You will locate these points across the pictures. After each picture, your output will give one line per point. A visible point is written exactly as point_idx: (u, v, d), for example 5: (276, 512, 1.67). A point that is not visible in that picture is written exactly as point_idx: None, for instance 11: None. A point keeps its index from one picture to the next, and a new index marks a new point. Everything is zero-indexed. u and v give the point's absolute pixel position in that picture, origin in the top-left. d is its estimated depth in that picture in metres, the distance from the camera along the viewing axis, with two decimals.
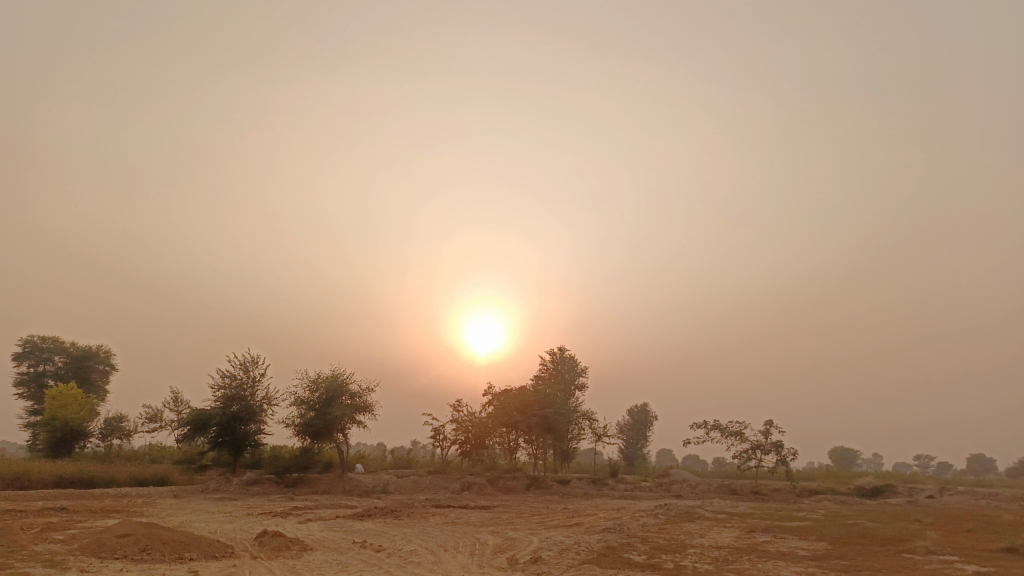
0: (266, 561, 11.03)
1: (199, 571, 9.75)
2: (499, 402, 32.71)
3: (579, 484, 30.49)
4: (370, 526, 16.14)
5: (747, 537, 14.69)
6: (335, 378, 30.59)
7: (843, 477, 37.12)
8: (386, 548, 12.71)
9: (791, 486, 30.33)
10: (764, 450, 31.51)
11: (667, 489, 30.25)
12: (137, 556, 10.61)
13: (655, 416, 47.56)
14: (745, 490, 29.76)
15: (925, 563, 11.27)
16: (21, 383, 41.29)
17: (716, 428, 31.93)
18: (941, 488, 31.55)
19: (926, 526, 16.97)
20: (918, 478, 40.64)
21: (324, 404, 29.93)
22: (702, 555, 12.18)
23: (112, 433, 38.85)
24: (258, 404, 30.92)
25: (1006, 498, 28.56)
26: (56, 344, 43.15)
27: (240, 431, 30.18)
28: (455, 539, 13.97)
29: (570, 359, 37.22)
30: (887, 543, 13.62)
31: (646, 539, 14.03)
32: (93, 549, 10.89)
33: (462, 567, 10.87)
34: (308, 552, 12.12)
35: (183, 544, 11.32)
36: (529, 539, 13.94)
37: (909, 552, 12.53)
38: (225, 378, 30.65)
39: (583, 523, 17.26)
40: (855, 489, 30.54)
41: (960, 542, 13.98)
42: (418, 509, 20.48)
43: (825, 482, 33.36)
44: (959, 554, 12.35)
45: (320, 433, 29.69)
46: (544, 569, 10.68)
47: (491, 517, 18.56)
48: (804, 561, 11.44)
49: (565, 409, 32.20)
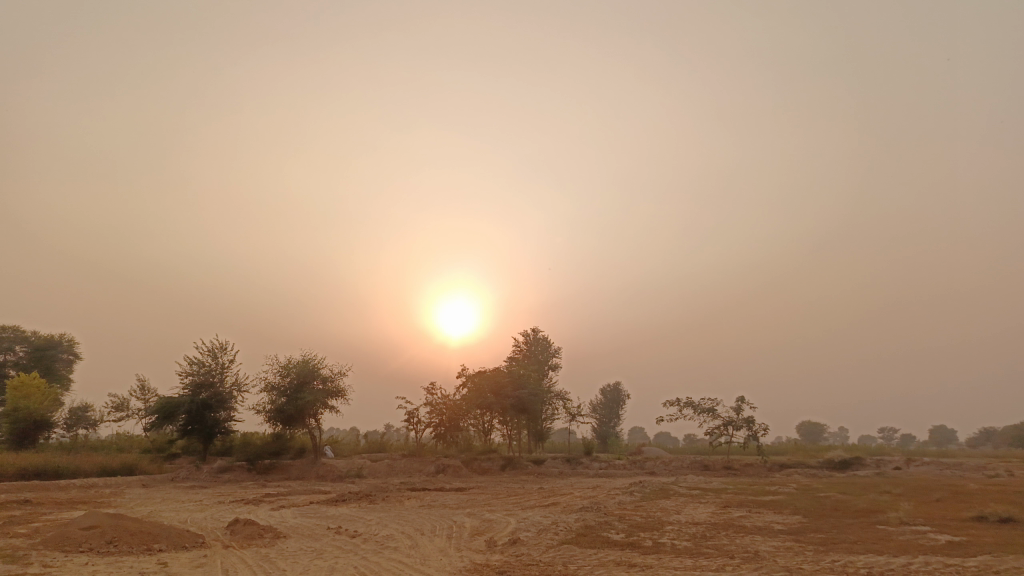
0: (238, 550, 10.75)
1: (168, 563, 9.45)
2: (473, 383, 32.58)
3: (554, 464, 30.56)
4: (344, 512, 15.91)
5: (723, 513, 14.77)
6: (307, 363, 30.16)
7: (812, 450, 37.87)
8: (362, 533, 12.51)
9: (763, 461, 30.76)
10: (736, 426, 31.87)
11: (641, 466, 30.45)
12: (103, 549, 10.27)
13: (628, 394, 48.02)
14: (718, 465, 30.08)
15: (899, 534, 11.41)
16: None
17: (689, 405, 32.19)
18: (908, 459, 32.26)
19: (897, 498, 17.25)
20: (883, 450, 41.63)
21: (296, 389, 29.49)
22: (680, 531, 12.17)
23: (77, 423, 38.00)
24: (228, 390, 30.35)
25: (970, 468, 29.23)
26: (16, 333, 42.05)
27: (210, 418, 29.64)
28: (432, 522, 13.82)
29: (544, 339, 37.17)
30: (859, 516, 13.78)
31: (623, 517, 14.01)
32: (57, 542, 10.52)
33: (440, 551, 10.71)
34: (281, 539, 11.87)
35: (151, 535, 10.98)
36: (506, 521, 13.84)
37: (882, 523, 12.66)
38: (193, 365, 30.03)
39: (560, 503, 17.23)
40: (824, 462, 31.07)
41: (931, 512, 14.18)
42: (394, 493, 20.32)
43: (795, 456, 33.95)
44: (931, 524, 12.51)
45: (292, 419, 29.30)
46: (523, 550, 10.55)
47: (467, 499, 18.46)
48: (781, 535, 11.48)
49: (539, 389, 32.19)
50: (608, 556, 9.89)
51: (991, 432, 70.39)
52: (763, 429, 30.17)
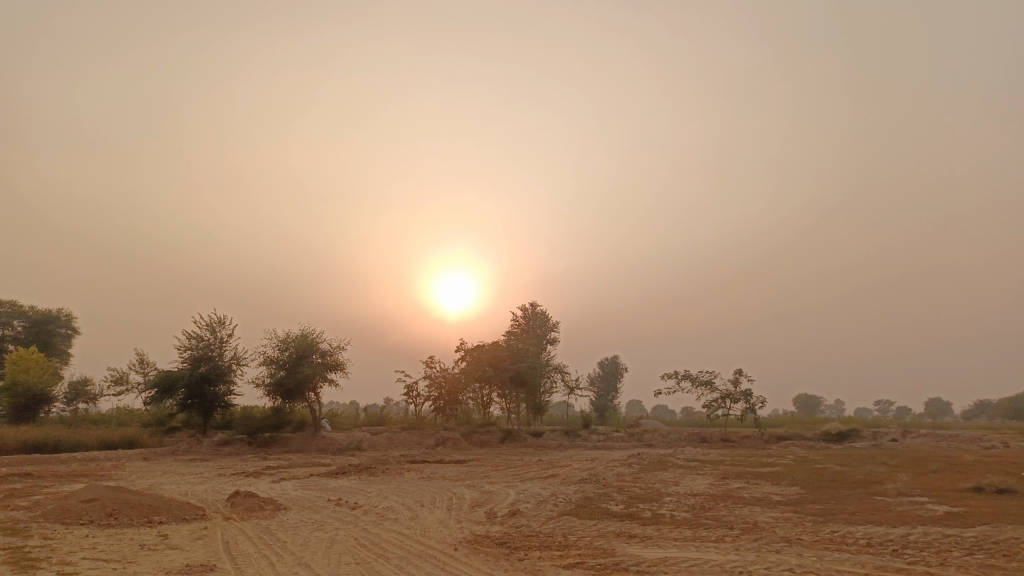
0: (239, 522, 10.77)
1: (168, 535, 9.46)
2: (471, 357, 32.61)
3: (553, 436, 30.72)
4: (344, 484, 15.99)
5: (721, 484, 14.84)
6: (305, 337, 30.13)
7: (809, 422, 38.06)
8: (362, 506, 12.55)
9: (760, 433, 30.92)
10: (734, 399, 31.98)
11: (639, 439, 30.61)
12: (104, 521, 10.29)
13: (626, 367, 48.20)
14: (715, 437, 30.24)
15: (898, 505, 11.45)
16: None
17: (687, 378, 32.29)
18: (903, 431, 32.44)
19: (894, 469, 17.33)
20: (879, 422, 41.93)
21: (295, 363, 29.51)
22: (679, 503, 12.21)
23: (77, 397, 38.04)
24: (227, 364, 30.37)
25: (964, 440, 29.43)
26: (13, 308, 41.93)
27: (209, 392, 29.69)
28: (432, 494, 13.88)
29: (542, 313, 37.16)
30: (857, 487, 13.85)
31: (621, 489, 14.07)
32: (57, 515, 10.52)
33: (440, 522, 10.74)
34: (282, 512, 11.91)
35: (151, 508, 11.00)
36: (506, 493, 13.89)
37: (880, 494, 12.72)
38: (191, 339, 30.01)
39: (558, 475, 17.35)
40: (821, 434, 31.24)
41: (929, 483, 14.25)
42: (394, 466, 20.44)
43: (791, 428, 34.13)
44: (929, 495, 12.57)
45: (292, 392, 29.35)
46: (523, 522, 10.57)
47: (466, 472, 18.54)
48: (780, 506, 11.53)
49: (538, 363, 32.25)
50: (608, 527, 9.92)
51: (986, 404, 70.91)
52: (760, 402, 30.27)
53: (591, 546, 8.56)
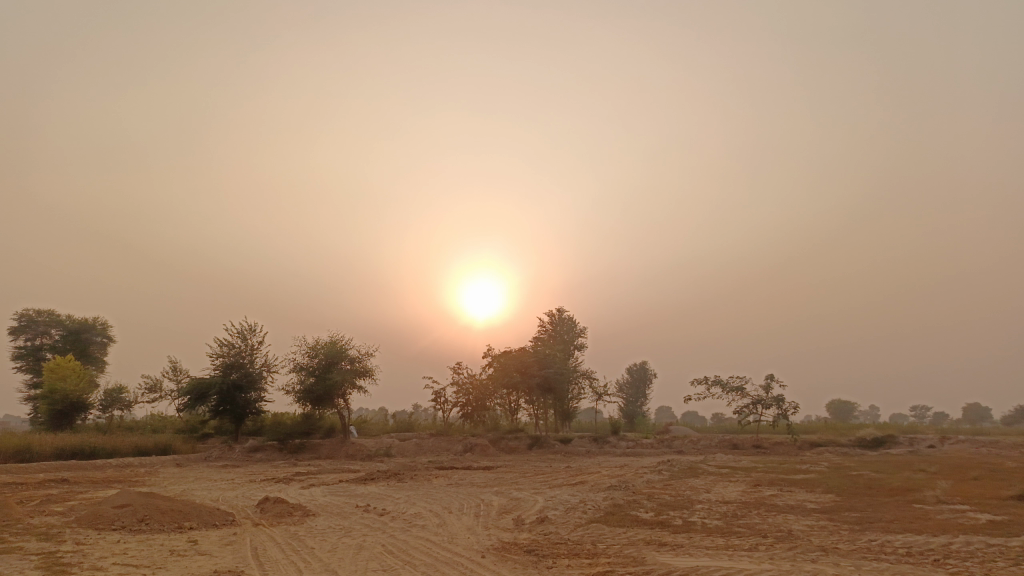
0: (268, 528, 10.79)
1: (198, 540, 9.50)
2: (499, 363, 32.55)
3: (581, 443, 30.51)
4: (372, 491, 16.00)
5: (753, 491, 14.57)
6: (334, 344, 30.32)
7: (843, 429, 37.35)
8: (390, 512, 12.52)
9: (792, 439, 30.39)
10: (765, 404, 31.49)
11: (669, 445, 30.27)
12: (136, 527, 10.38)
13: (654, 373, 47.81)
14: (746, 444, 29.79)
15: (937, 513, 11.11)
16: (20, 357, 41.05)
17: (717, 384, 31.86)
18: (941, 437, 31.67)
19: (932, 476, 16.90)
20: (916, 428, 41.03)
21: (324, 370, 29.71)
22: (710, 510, 12.00)
23: (112, 404, 38.67)
24: (258, 371, 30.68)
25: (1005, 446, 28.61)
26: (51, 317, 42.82)
27: (241, 399, 30.00)
28: (460, 500, 13.81)
29: (569, 319, 36.97)
30: (894, 494, 13.51)
31: (651, 496, 13.88)
32: (90, 521, 10.65)
33: (468, 529, 10.65)
34: (310, 518, 11.93)
35: (182, 514, 11.08)
36: (534, 499, 13.78)
37: (918, 502, 12.38)
38: (223, 346, 30.38)
39: (587, 481, 17.20)
40: (856, 441, 30.61)
41: (970, 491, 13.84)
42: (422, 472, 20.44)
43: (825, 434, 33.50)
44: (969, 502, 12.21)
45: (321, 398, 29.55)
46: (552, 529, 10.45)
47: (494, 478, 18.48)
48: (814, 514, 11.25)
49: (566, 368, 32.09)
50: (637, 534, 9.77)
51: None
52: (793, 407, 29.77)
53: (621, 554, 8.41)
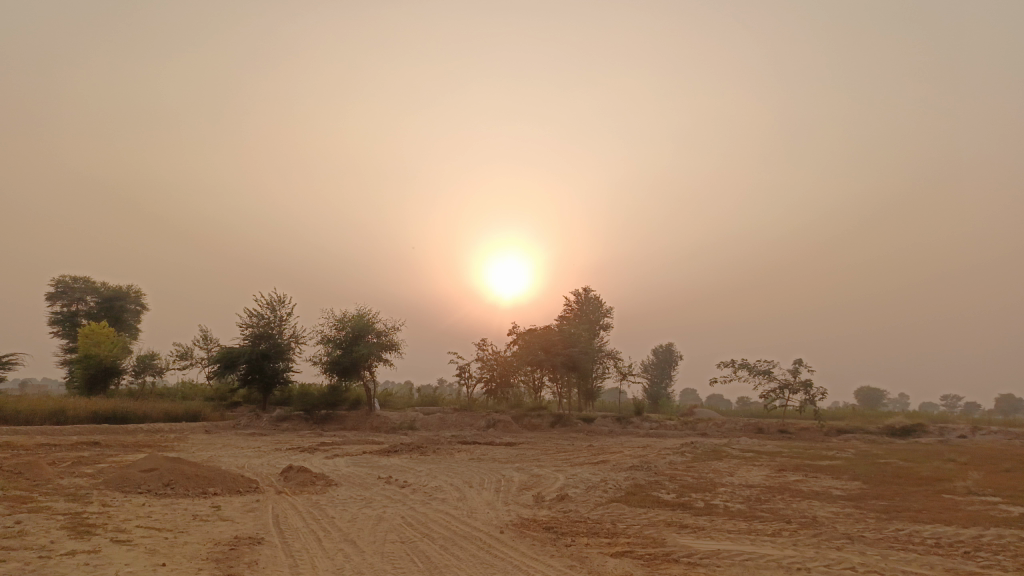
0: (290, 497, 10.90)
1: (221, 506, 9.61)
2: (523, 341, 32.49)
3: (604, 422, 30.44)
4: (395, 463, 16.11)
5: (778, 476, 14.40)
6: (361, 318, 30.48)
7: (872, 416, 36.78)
8: (411, 484, 12.58)
9: (819, 425, 30.01)
10: (792, 389, 31.08)
11: (693, 427, 30.06)
12: (161, 491, 10.54)
13: (680, 355, 47.39)
14: (771, 428, 29.48)
15: (967, 504, 10.86)
16: (56, 323, 42.03)
17: (744, 366, 31.50)
18: (973, 427, 31.06)
19: (962, 466, 16.51)
20: (946, 417, 40.34)
21: (351, 343, 29.92)
22: (733, 493, 11.85)
23: (145, 370, 39.42)
24: (286, 342, 30.99)
25: None
26: (87, 284, 43.66)
27: (269, 369, 30.37)
28: (481, 475, 13.84)
29: (596, 299, 36.72)
30: (922, 484, 13.23)
31: (673, 478, 13.76)
32: (117, 483, 10.85)
33: (487, 504, 10.65)
34: (332, 487, 12.04)
35: (206, 479, 11.22)
36: (555, 476, 13.76)
37: (949, 492, 12.13)
38: (253, 316, 30.74)
39: (609, 461, 17.12)
40: (884, 428, 30.13)
41: (1002, 482, 13.51)
42: (445, 446, 20.55)
43: (852, 421, 33.03)
44: (1001, 494, 11.92)
45: (348, 371, 29.81)
46: (571, 507, 10.38)
47: (516, 454, 18.48)
48: (840, 501, 11.05)
49: (590, 348, 31.95)
50: (658, 515, 9.66)
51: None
52: (821, 393, 29.33)
53: (640, 535, 8.31)
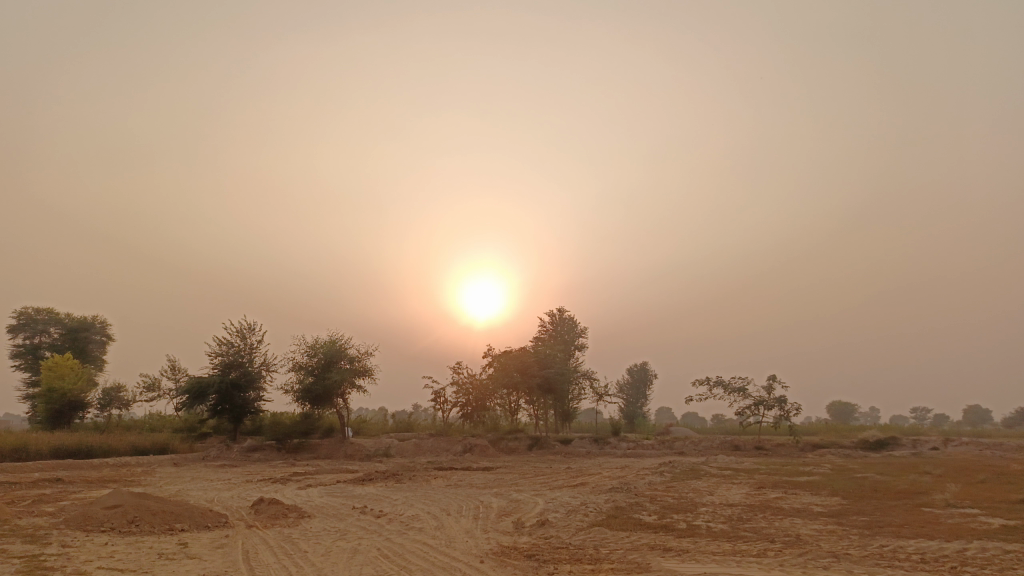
0: (262, 531, 10.55)
1: (188, 543, 9.23)
2: (499, 363, 32.24)
3: (582, 443, 30.22)
4: (370, 491, 15.74)
5: (758, 493, 14.31)
6: (334, 344, 30.03)
7: (845, 430, 37.15)
8: (387, 514, 12.25)
9: (795, 441, 30.10)
10: (767, 405, 31.19)
11: (670, 446, 29.99)
12: (125, 528, 10.11)
13: (655, 374, 47.50)
14: (748, 445, 29.50)
15: (947, 517, 10.84)
16: (19, 356, 40.79)
17: (719, 384, 31.58)
18: (944, 439, 31.43)
19: (938, 478, 16.59)
20: (919, 429, 40.73)
21: (323, 369, 29.43)
22: (715, 513, 11.74)
23: (111, 403, 38.35)
24: (257, 370, 30.38)
25: (1011, 448, 28.33)
26: (51, 315, 42.54)
27: (239, 398, 29.74)
28: (459, 502, 13.55)
29: (570, 319, 36.65)
30: (901, 497, 13.23)
31: (654, 498, 13.61)
32: (79, 522, 10.39)
33: (466, 532, 10.38)
34: (305, 519, 11.69)
35: (173, 515, 10.80)
36: (534, 501, 13.55)
37: (927, 505, 12.14)
38: (222, 345, 30.10)
39: (587, 483, 16.93)
40: (858, 442, 30.33)
41: (979, 494, 13.56)
42: (421, 472, 20.20)
43: (827, 435, 33.24)
44: (979, 506, 11.95)
45: (321, 398, 29.30)
46: (552, 533, 10.17)
47: (494, 479, 18.19)
48: (822, 518, 10.98)
49: (566, 369, 31.83)
50: (641, 539, 9.48)
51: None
52: (795, 409, 29.46)
53: (624, 559, 8.13)
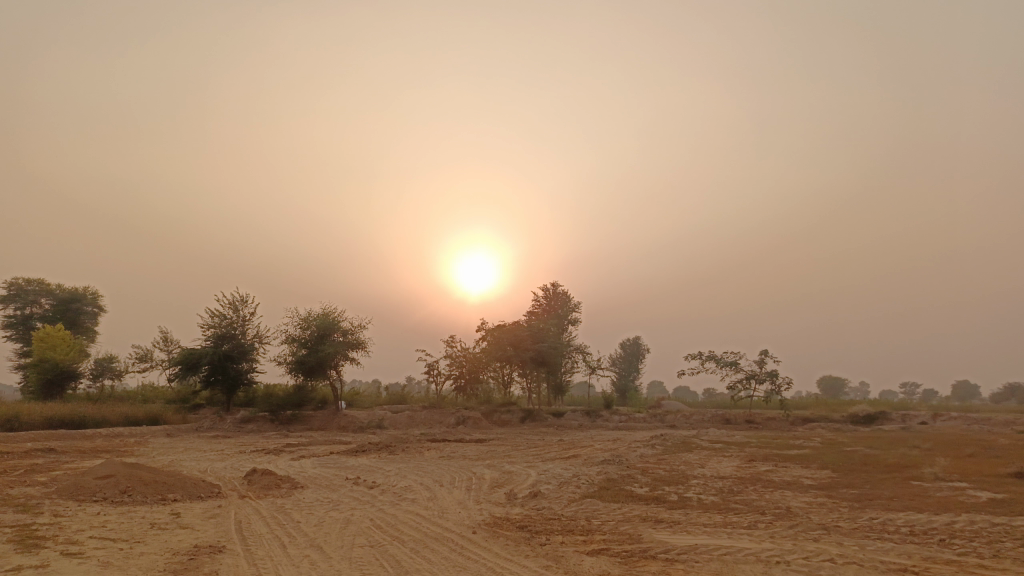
0: (254, 501, 10.55)
1: (181, 513, 9.23)
2: (492, 336, 32.25)
3: (574, 416, 30.37)
4: (363, 462, 15.79)
5: (749, 466, 14.41)
6: (327, 316, 29.95)
7: (835, 404, 37.49)
8: (380, 485, 12.29)
9: (785, 415, 30.32)
10: (759, 379, 31.36)
11: (662, 419, 30.18)
12: (118, 498, 10.11)
13: (647, 348, 47.69)
14: (739, 419, 29.70)
15: (936, 490, 10.93)
16: (10, 326, 40.61)
17: (711, 358, 31.71)
18: (933, 414, 31.72)
19: (927, 452, 16.73)
20: (908, 404, 41.10)
21: (316, 342, 29.38)
22: (706, 486, 11.81)
23: (103, 374, 38.28)
24: (250, 342, 30.32)
25: (998, 423, 28.61)
26: (41, 286, 42.28)
27: (232, 370, 29.71)
28: (452, 473, 13.59)
29: (564, 293, 36.62)
30: (890, 471, 13.34)
31: (645, 471, 13.68)
32: (71, 491, 10.38)
33: (458, 503, 10.42)
34: (298, 490, 11.71)
35: (166, 485, 10.79)
36: (527, 473, 13.59)
37: (917, 478, 12.23)
38: (214, 317, 29.99)
39: (580, 455, 17.03)
40: (848, 416, 30.56)
41: (967, 467, 13.68)
42: (413, 444, 20.26)
43: (817, 410, 33.49)
44: (968, 479, 12.06)
45: (314, 370, 29.30)
46: (544, 504, 10.21)
47: (487, 451, 18.28)
48: (812, 490, 11.07)
49: (559, 343, 31.88)
50: (633, 511, 9.53)
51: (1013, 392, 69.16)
52: (786, 383, 29.63)
53: (616, 531, 8.17)
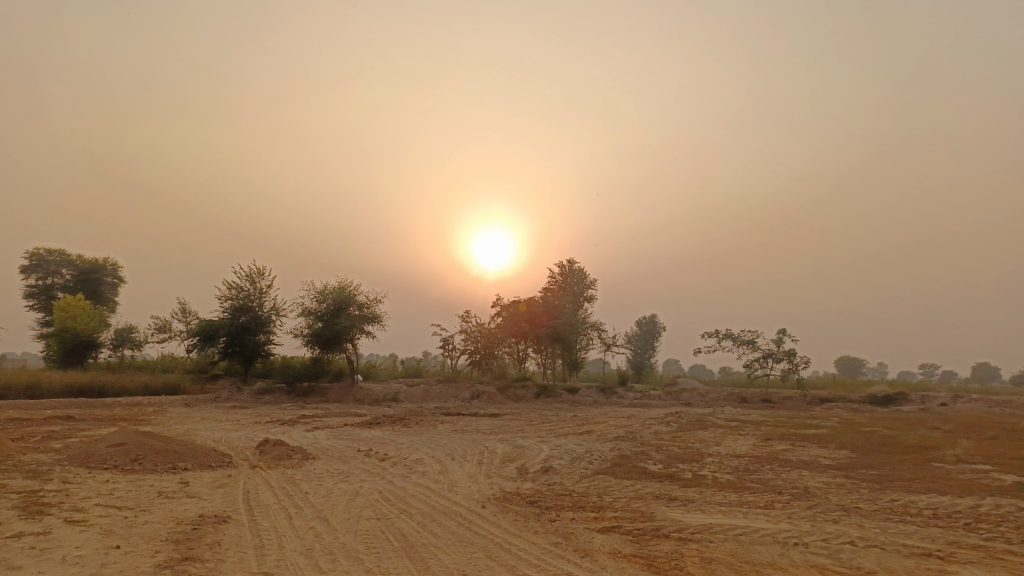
0: (264, 472, 10.48)
1: (189, 483, 9.17)
2: (507, 312, 32.06)
3: (588, 393, 30.22)
4: (376, 435, 15.72)
5: (765, 445, 14.18)
6: (343, 290, 29.87)
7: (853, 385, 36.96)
8: (391, 457, 12.19)
9: (802, 394, 29.96)
10: (776, 359, 30.98)
11: (677, 397, 29.95)
12: (128, 466, 10.07)
13: (664, 326, 47.34)
14: (755, 398, 29.39)
15: (958, 472, 10.66)
16: (32, 296, 41.04)
17: (728, 336, 31.34)
18: (953, 395, 31.23)
19: (948, 434, 16.37)
20: (929, 386, 40.48)
21: (332, 315, 29.37)
22: (721, 464, 11.61)
23: (123, 343, 38.62)
24: (267, 314, 30.37)
25: (1020, 406, 28.10)
26: (63, 257, 42.63)
27: (250, 341, 29.78)
28: (464, 447, 13.50)
29: (580, 270, 36.20)
30: (910, 452, 13.06)
31: (659, 448, 13.49)
32: (81, 459, 10.36)
33: (469, 477, 10.28)
34: (310, 461, 11.64)
35: (176, 454, 10.74)
36: (539, 448, 13.46)
37: (938, 460, 11.97)
38: (232, 289, 30.04)
39: (594, 431, 16.88)
40: (866, 397, 30.16)
41: (990, 450, 13.34)
42: (427, 417, 20.21)
43: (834, 390, 33.02)
44: (991, 462, 11.77)
45: (330, 343, 29.29)
46: (556, 480, 10.03)
47: (500, 425, 18.18)
48: (830, 470, 10.85)
49: (575, 319, 31.63)
50: (646, 488, 9.35)
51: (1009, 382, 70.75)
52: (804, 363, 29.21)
53: (629, 508, 7.99)
